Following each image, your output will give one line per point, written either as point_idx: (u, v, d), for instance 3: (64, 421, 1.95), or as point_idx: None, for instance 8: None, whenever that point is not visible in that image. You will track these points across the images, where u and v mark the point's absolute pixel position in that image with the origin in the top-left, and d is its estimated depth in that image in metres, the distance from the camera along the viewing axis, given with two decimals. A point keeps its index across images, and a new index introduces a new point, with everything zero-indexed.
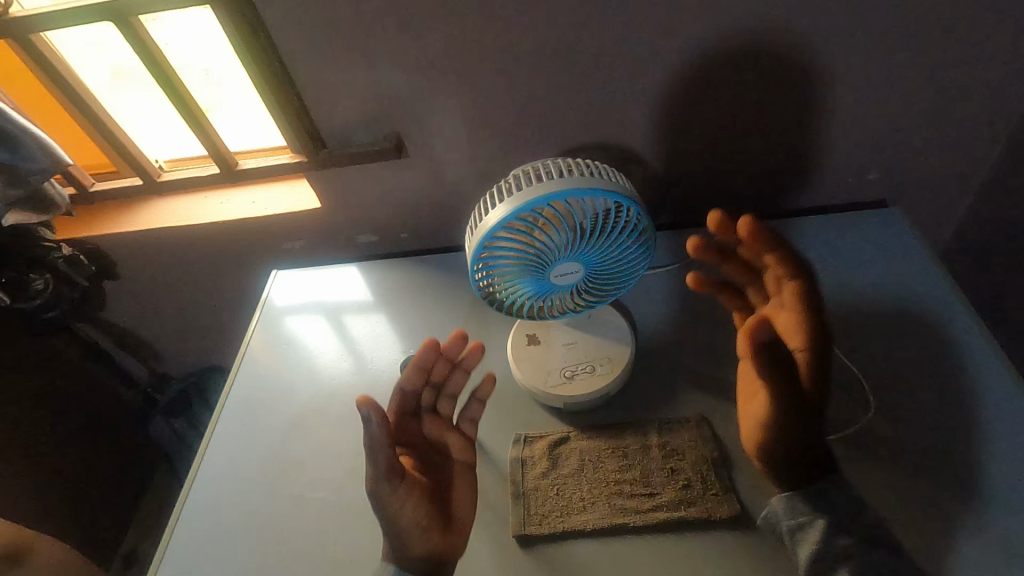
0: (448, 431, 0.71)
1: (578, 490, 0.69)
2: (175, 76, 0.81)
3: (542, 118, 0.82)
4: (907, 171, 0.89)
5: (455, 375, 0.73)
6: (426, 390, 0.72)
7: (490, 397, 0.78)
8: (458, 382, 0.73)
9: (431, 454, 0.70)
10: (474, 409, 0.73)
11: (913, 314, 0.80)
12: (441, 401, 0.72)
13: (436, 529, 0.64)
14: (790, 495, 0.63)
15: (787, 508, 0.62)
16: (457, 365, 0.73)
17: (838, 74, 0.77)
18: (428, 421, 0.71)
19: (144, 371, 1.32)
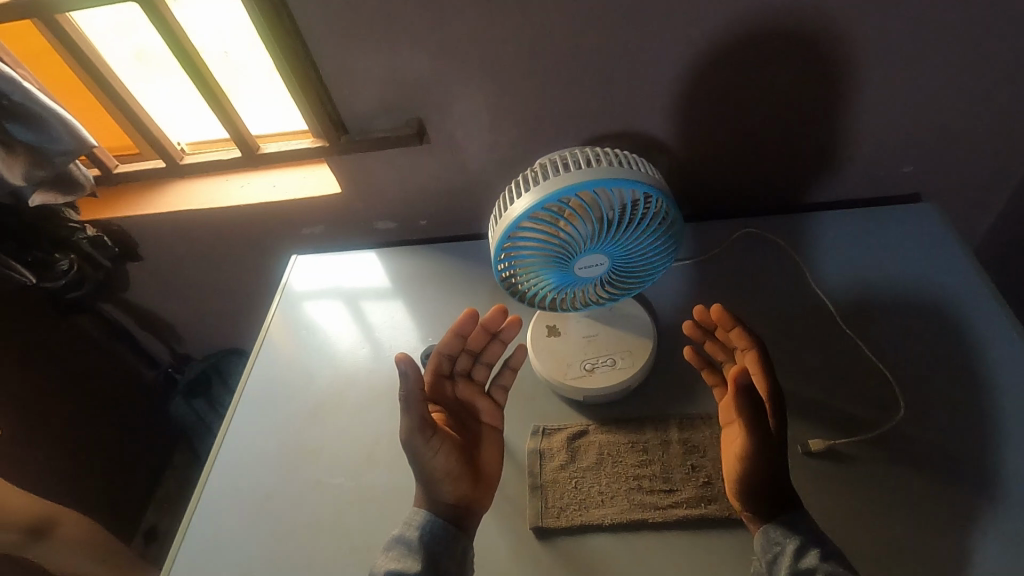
0: (479, 396, 0.72)
1: (595, 485, 0.68)
2: (197, 57, 0.81)
3: (566, 106, 0.80)
4: (942, 165, 0.86)
5: (492, 345, 0.72)
6: (461, 355, 0.72)
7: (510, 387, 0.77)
8: (494, 352, 0.72)
9: (462, 414, 0.71)
10: (507, 377, 0.72)
11: (945, 313, 0.78)
12: (476, 368, 0.72)
13: (465, 481, 0.65)
14: (770, 530, 0.59)
15: (768, 545, 0.59)
16: (495, 336, 0.72)
17: (876, 63, 0.74)
18: (461, 385, 0.72)
19: (166, 354, 1.37)
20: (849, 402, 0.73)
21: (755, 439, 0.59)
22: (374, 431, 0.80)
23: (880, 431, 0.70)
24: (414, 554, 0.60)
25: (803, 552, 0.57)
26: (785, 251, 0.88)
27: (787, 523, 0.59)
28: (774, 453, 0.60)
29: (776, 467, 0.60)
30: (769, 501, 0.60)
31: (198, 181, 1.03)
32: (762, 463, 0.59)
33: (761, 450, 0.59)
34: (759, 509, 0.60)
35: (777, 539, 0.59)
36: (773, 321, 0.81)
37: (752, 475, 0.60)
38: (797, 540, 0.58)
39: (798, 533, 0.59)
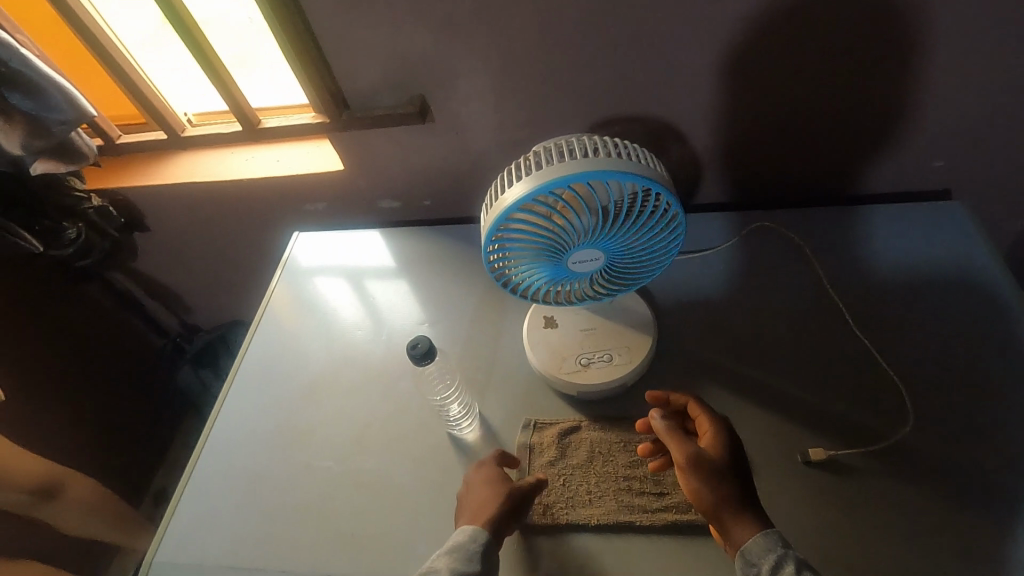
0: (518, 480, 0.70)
1: (583, 483, 0.67)
2: (192, 24, 0.77)
3: (574, 87, 0.76)
4: (980, 161, 0.80)
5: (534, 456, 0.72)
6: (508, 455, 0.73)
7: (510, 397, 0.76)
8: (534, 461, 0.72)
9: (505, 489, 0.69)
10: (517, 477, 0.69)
11: (968, 323, 0.74)
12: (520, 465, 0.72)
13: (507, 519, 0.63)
14: (746, 552, 0.54)
15: (746, 567, 0.54)
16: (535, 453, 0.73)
17: (912, 49, 0.68)
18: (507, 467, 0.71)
19: (174, 321, 1.39)
20: (857, 411, 0.69)
21: (681, 449, 0.59)
22: (366, 416, 0.79)
23: (889, 445, 0.66)
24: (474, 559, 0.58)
25: (781, 570, 0.53)
26: (800, 249, 0.84)
27: (763, 540, 0.54)
28: (716, 466, 0.58)
29: (726, 480, 0.58)
30: (739, 518, 0.56)
31: (203, 153, 1.02)
32: (703, 474, 0.58)
33: (694, 459, 0.58)
34: (741, 528, 0.55)
35: (754, 559, 0.54)
36: (782, 322, 0.78)
37: (701, 489, 0.57)
38: (773, 557, 0.53)
39: (774, 550, 0.54)
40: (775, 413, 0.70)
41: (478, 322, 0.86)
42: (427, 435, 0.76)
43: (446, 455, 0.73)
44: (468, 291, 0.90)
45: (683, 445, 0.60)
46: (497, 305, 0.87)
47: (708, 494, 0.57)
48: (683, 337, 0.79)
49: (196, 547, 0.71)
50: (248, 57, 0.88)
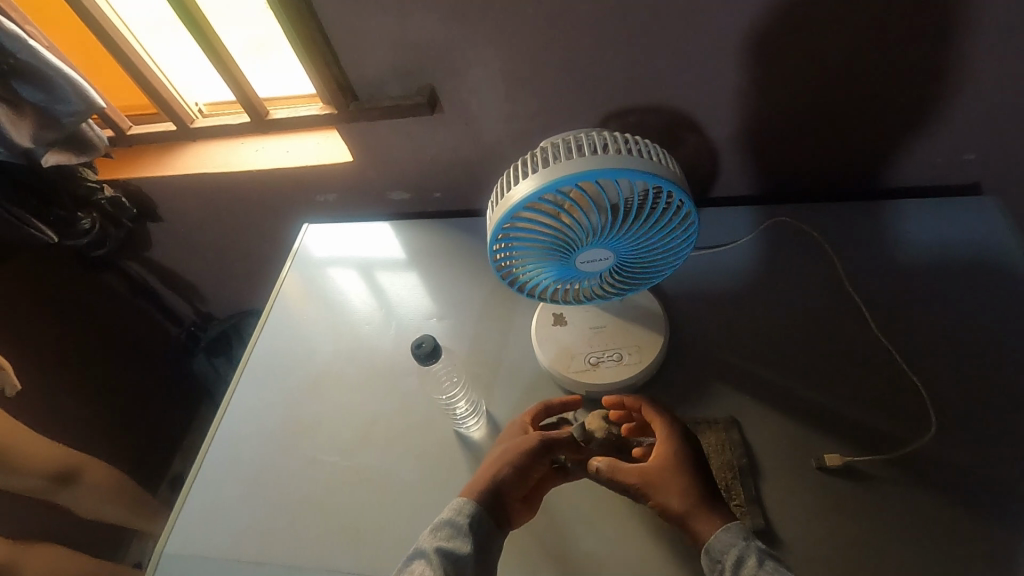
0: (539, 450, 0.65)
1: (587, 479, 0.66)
2: (197, 12, 0.76)
3: (587, 76, 0.74)
4: (1013, 156, 0.76)
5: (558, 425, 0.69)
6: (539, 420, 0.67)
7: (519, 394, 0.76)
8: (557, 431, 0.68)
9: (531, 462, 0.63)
10: None
11: (997, 325, 0.71)
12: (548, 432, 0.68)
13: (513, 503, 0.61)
14: (710, 549, 0.55)
15: (713, 563, 0.55)
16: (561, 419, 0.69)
17: (944, 38, 0.64)
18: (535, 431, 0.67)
19: (189, 310, 1.40)
20: (875, 416, 0.67)
21: (634, 471, 0.59)
22: (373, 411, 0.79)
23: (907, 452, 0.64)
24: (465, 535, 0.56)
25: (743, 562, 0.53)
26: (818, 244, 0.82)
27: (726, 534, 0.55)
28: (668, 474, 0.59)
29: (682, 482, 0.58)
30: (703, 515, 0.57)
31: (214, 143, 1.01)
32: (660, 486, 0.58)
33: (647, 477, 0.59)
34: (706, 525, 0.56)
35: (718, 554, 0.54)
36: (798, 322, 0.76)
37: (662, 497, 0.58)
38: (736, 550, 0.54)
39: (737, 544, 0.54)
40: (788, 416, 0.69)
41: (487, 318, 0.85)
42: (433, 431, 0.75)
43: (452, 452, 0.73)
44: (477, 285, 0.89)
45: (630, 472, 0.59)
46: (506, 300, 0.86)
47: (669, 499, 0.58)
48: (695, 336, 0.77)
49: (204, 538, 0.72)
50: (257, 44, 0.87)
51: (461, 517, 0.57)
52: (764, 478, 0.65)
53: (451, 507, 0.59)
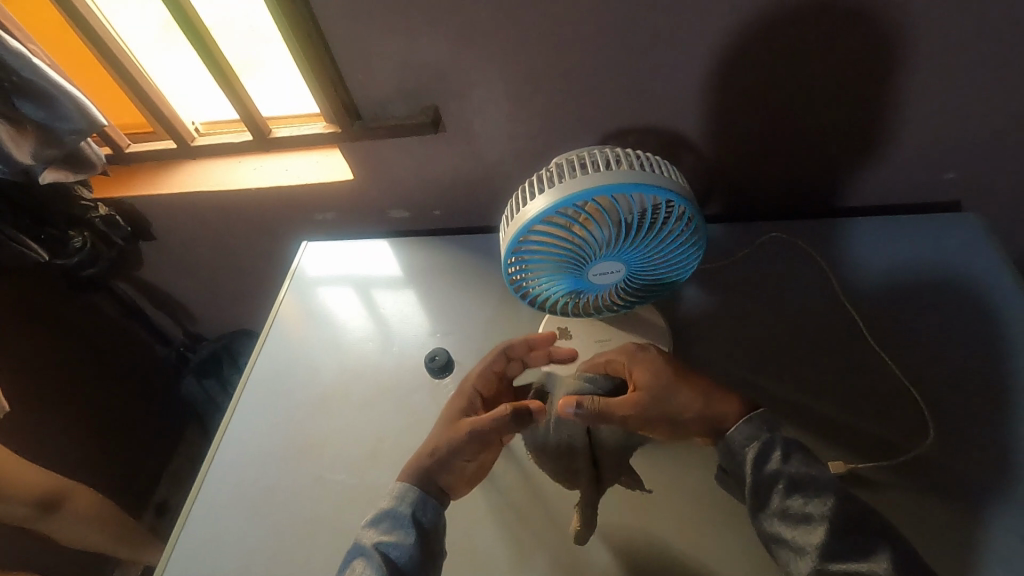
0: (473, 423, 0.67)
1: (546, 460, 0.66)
2: (206, 33, 0.77)
3: (589, 97, 0.76)
4: (988, 172, 0.80)
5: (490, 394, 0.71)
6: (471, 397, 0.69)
7: None
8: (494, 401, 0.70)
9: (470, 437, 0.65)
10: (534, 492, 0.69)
11: (983, 332, 0.73)
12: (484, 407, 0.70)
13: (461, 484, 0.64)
14: (730, 438, 0.62)
15: (731, 449, 0.62)
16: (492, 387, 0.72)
17: (926, 61, 0.68)
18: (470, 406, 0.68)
19: (178, 330, 1.39)
20: (875, 421, 0.69)
21: (634, 411, 0.65)
22: (378, 427, 0.79)
23: (906, 458, 0.66)
24: (406, 526, 0.59)
25: (768, 454, 0.60)
26: (812, 257, 0.84)
27: (748, 427, 0.61)
28: (661, 390, 0.65)
29: (675, 390, 0.65)
30: (715, 402, 0.64)
31: (213, 162, 1.02)
32: (661, 404, 0.65)
33: (646, 408, 0.65)
34: (729, 412, 0.63)
35: (740, 446, 0.61)
36: (795, 333, 0.78)
37: (672, 410, 0.65)
38: (758, 445, 0.60)
39: (759, 436, 0.61)
40: (790, 425, 0.70)
41: (490, 333, 0.85)
42: None
43: None
44: (478, 300, 0.90)
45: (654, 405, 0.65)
46: (508, 315, 0.87)
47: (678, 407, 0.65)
48: (697, 347, 0.79)
49: (206, 561, 0.71)
50: (241, 62, 0.87)
51: (400, 508, 0.61)
52: None
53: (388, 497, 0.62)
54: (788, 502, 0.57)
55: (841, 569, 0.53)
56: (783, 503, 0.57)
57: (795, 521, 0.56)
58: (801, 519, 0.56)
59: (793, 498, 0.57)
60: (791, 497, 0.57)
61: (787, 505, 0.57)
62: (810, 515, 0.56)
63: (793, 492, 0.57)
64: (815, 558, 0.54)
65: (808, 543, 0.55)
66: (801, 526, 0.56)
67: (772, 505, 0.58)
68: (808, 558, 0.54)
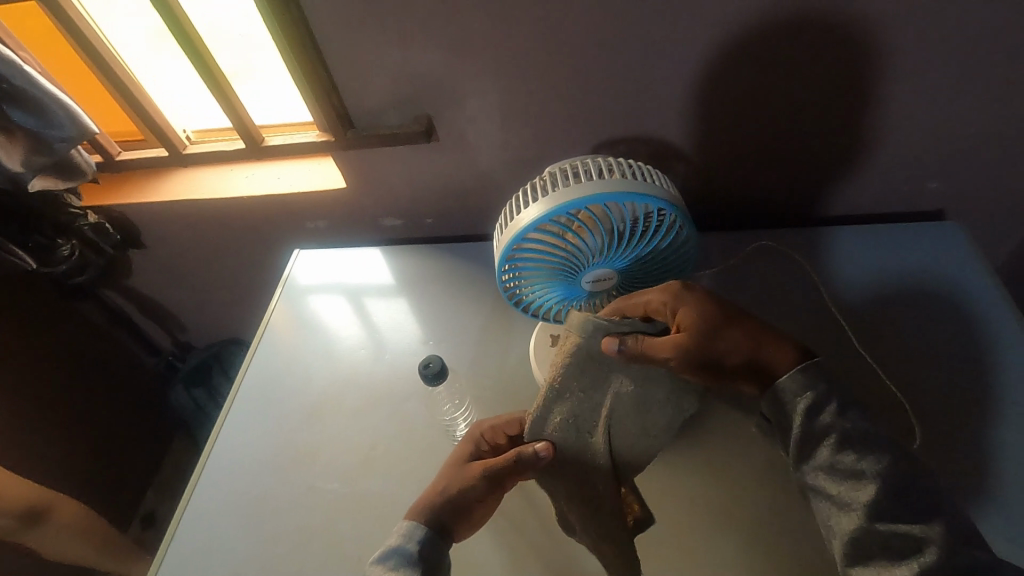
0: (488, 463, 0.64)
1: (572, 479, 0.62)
2: (199, 42, 0.78)
3: (581, 107, 0.77)
4: (969, 181, 0.82)
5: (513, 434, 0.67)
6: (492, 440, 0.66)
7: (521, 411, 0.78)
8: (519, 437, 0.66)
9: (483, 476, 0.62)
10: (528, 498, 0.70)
11: (967, 337, 0.75)
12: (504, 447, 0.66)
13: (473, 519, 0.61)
14: (782, 390, 0.57)
15: (781, 402, 0.57)
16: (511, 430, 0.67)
17: (909, 73, 0.70)
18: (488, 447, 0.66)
19: (167, 339, 1.37)
20: None
21: (681, 356, 0.58)
22: (371, 435, 0.78)
23: None
24: (412, 561, 0.56)
25: (820, 405, 0.55)
26: (800, 265, 0.86)
27: (801, 378, 0.56)
28: (710, 333, 0.58)
29: (723, 333, 0.59)
30: (763, 347, 0.58)
31: (204, 170, 1.01)
32: (710, 349, 0.58)
33: (692, 351, 0.58)
34: (782, 361, 0.58)
35: (790, 396, 0.56)
36: None
37: (718, 355, 0.59)
38: (810, 397, 0.55)
39: (811, 388, 0.55)
40: None
41: (483, 341, 0.86)
42: (434, 455, 0.75)
43: None
44: (471, 308, 0.90)
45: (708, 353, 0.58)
46: (501, 322, 0.87)
47: (725, 352, 0.59)
48: None
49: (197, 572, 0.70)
50: (232, 72, 0.87)
51: (406, 544, 0.57)
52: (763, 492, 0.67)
53: (394, 535, 0.59)
54: (838, 458, 0.53)
55: (890, 529, 0.50)
56: (831, 459, 0.53)
57: (843, 477, 0.53)
58: (850, 475, 0.52)
59: (844, 454, 0.53)
60: (842, 452, 0.53)
61: (836, 460, 0.53)
62: (861, 473, 0.52)
63: (845, 448, 0.53)
64: (862, 515, 0.51)
65: (856, 501, 0.52)
66: (849, 482, 0.52)
67: (820, 460, 0.54)
68: (854, 515, 0.52)
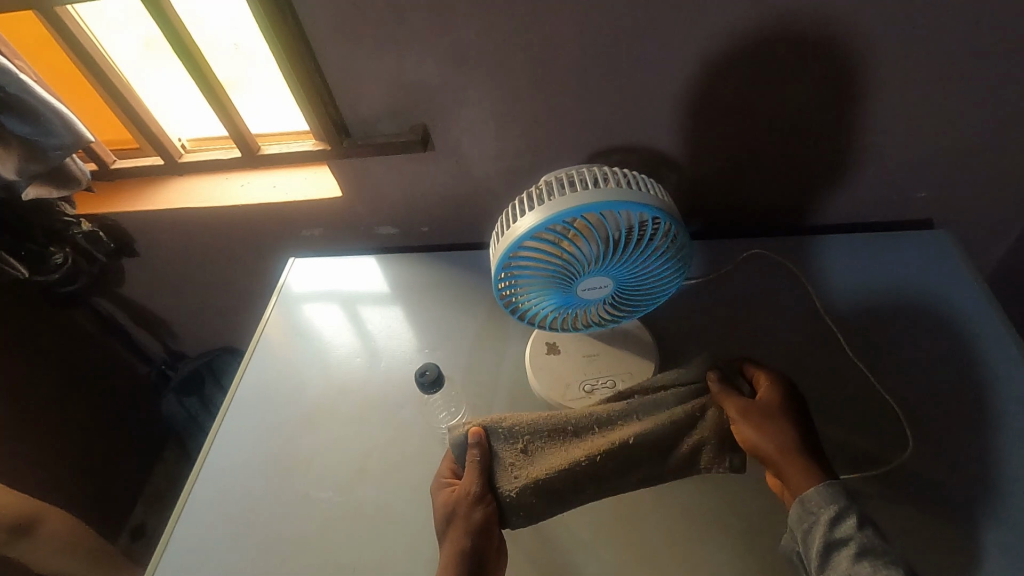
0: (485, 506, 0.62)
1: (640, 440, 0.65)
2: (195, 50, 0.78)
3: (576, 117, 0.78)
4: (956, 192, 0.84)
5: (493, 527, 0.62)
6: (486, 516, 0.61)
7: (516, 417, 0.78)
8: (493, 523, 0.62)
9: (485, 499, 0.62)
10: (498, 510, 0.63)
11: (956, 345, 0.76)
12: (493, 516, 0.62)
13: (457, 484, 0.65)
14: (806, 501, 0.56)
15: (803, 514, 0.56)
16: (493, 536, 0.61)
17: (896, 87, 0.71)
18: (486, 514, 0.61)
19: (159, 348, 1.36)
20: (856, 435, 0.71)
21: (733, 406, 0.61)
22: (366, 443, 0.78)
23: (886, 469, 0.68)
24: None
25: (841, 518, 0.54)
26: (792, 273, 0.87)
27: (826, 492, 0.55)
28: (769, 410, 0.61)
29: (780, 422, 0.60)
30: (791, 460, 0.58)
31: (199, 178, 1.02)
32: (760, 421, 0.60)
33: (747, 409, 0.61)
34: (799, 479, 0.57)
35: (814, 506, 0.55)
36: (777, 349, 0.80)
37: (757, 429, 0.60)
38: (834, 509, 0.55)
39: (837, 503, 0.55)
40: None
41: (478, 349, 0.86)
42: (428, 463, 0.75)
43: None
44: (466, 316, 0.90)
45: (757, 431, 0.60)
46: (496, 330, 0.88)
47: (761, 432, 0.59)
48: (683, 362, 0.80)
49: None
50: (228, 82, 0.88)
51: None
52: (757, 498, 0.68)
53: None
54: (856, 568, 0.52)
55: None
56: (849, 569, 0.52)
57: None
58: None
59: (862, 565, 0.52)
60: (860, 563, 0.52)
61: (854, 572, 0.52)
62: None
63: (863, 560, 0.52)
64: None
65: None
66: None
67: (838, 569, 0.53)
68: None
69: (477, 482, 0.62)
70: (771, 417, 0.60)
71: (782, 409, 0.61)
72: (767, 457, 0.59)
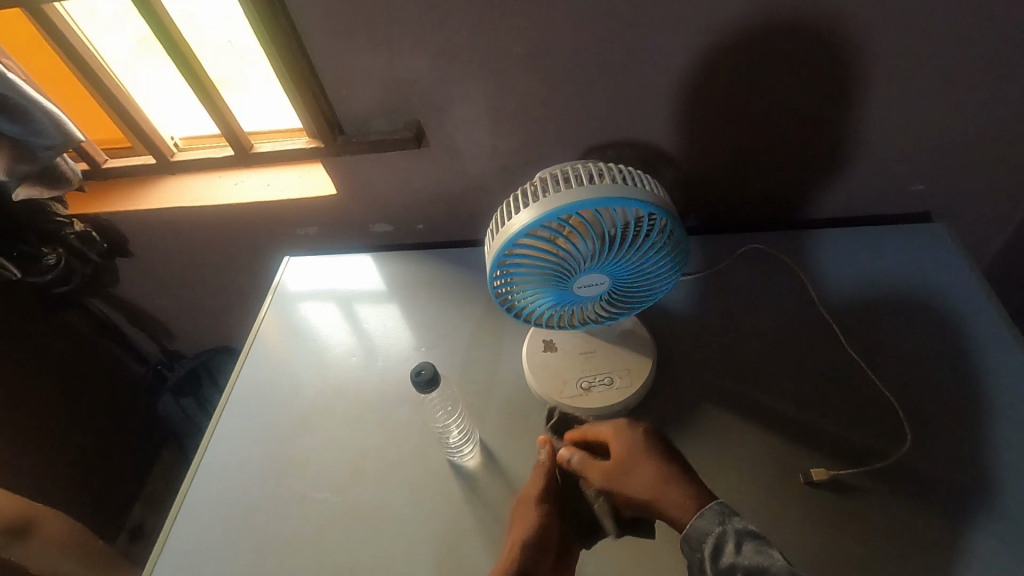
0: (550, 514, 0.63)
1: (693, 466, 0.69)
2: (185, 47, 0.77)
3: (570, 112, 0.78)
4: (954, 185, 0.84)
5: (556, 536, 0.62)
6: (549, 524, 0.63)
7: (515, 416, 0.78)
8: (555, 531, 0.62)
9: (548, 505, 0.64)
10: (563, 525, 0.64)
11: (954, 339, 0.76)
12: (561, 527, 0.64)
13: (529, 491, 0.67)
14: (689, 537, 0.53)
15: (693, 551, 0.53)
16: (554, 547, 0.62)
17: (893, 79, 0.71)
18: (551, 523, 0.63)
19: (154, 348, 1.36)
20: (855, 431, 0.71)
21: (597, 474, 0.62)
22: (363, 443, 0.78)
23: (885, 464, 0.68)
24: None
25: (722, 547, 0.51)
26: (790, 268, 0.86)
27: (702, 519, 0.53)
28: (626, 461, 0.61)
29: (641, 463, 0.60)
30: (667, 497, 0.57)
31: (192, 177, 1.01)
32: (622, 477, 0.60)
33: (606, 472, 0.61)
34: (679, 512, 0.55)
35: (697, 542, 0.53)
36: (774, 345, 0.80)
37: (627, 484, 0.60)
38: (714, 536, 0.52)
39: (714, 530, 0.52)
40: (772, 434, 0.72)
41: (475, 347, 0.86)
42: (426, 463, 0.75)
43: (446, 483, 0.73)
44: (463, 313, 0.90)
45: (626, 488, 0.60)
46: (492, 328, 0.87)
47: (631, 485, 0.59)
48: (680, 358, 0.80)
49: None
50: (220, 81, 0.87)
51: None
52: (757, 495, 0.68)
53: None
54: None
55: None
56: None
57: None
58: None
59: None
60: None
61: None
62: None
63: None
64: None
65: None
66: None
67: None
68: None
69: (542, 488, 0.65)
70: (631, 468, 0.60)
71: (639, 453, 0.61)
72: (648, 508, 0.58)
